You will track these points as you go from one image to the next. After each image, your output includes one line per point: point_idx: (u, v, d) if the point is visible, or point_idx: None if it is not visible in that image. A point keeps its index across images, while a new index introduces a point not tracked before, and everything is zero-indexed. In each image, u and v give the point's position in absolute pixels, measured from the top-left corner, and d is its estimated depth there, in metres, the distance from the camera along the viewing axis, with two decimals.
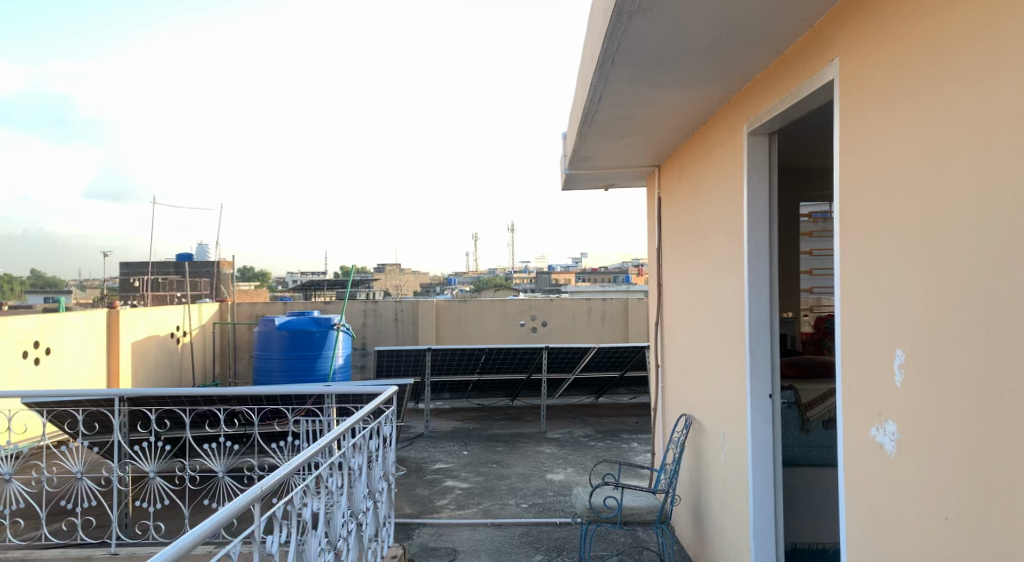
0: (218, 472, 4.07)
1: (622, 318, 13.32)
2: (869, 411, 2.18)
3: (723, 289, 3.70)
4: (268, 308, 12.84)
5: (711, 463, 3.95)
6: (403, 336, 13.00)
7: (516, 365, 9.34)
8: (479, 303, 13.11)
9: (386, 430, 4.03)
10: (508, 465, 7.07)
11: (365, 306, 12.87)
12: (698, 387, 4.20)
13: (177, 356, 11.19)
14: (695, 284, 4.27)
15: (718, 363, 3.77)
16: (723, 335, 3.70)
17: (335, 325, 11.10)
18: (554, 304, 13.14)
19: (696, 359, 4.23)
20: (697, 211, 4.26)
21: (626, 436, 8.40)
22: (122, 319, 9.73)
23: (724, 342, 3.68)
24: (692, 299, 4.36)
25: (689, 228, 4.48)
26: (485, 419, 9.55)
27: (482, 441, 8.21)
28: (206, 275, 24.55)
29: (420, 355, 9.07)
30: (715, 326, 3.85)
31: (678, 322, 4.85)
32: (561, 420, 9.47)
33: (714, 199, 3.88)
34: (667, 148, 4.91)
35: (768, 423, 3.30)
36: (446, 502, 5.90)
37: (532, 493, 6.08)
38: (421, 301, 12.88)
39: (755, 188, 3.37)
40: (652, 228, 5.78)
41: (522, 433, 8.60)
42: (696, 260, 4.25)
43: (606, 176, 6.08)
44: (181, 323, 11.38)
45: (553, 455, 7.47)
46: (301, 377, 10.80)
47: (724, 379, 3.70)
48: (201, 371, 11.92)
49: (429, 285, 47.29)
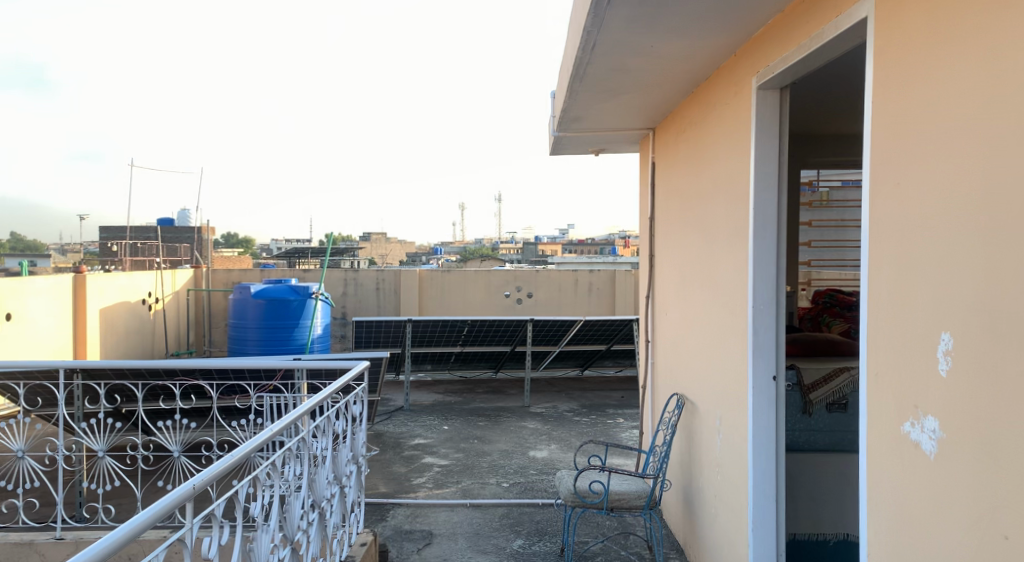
0: (173, 453, 3.76)
1: (609, 291, 13.05)
2: (903, 403, 1.90)
3: (724, 261, 3.40)
4: (245, 275, 12.44)
5: (705, 448, 3.69)
6: (385, 306, 12.66)
7: (500, 337, 9.06)
8: (463, 273, 12.78)
9: (355, 409, 3.72)
10: (490, 441, 6.80)
11: (346, 274, 12.49)
12: (692, 366, 3.92)
13: (149, 323, 10.78)
14: (692, 256, 3.96)
15: (716, 341, 3.48)
16: (723, 311, 3.40)
17: (313, 294, 10.73)
18: (540, 274, 12.85)
19: (691, 337, 3.95)
20: (696, 176, 3.94)
21: (611, 411, 8.15)
22: (89, 284, 9.30)
23: (723, 319, 3.39)
24: (687, 272, 4.06)
25: (686, 194, 4.16)
26: (468, 392, 9.29)
27: (463, 415, 7.94)
28: (186, 241, 23.96)
29: (400, 327, 8.76)
30: (713, 301, 3.55)
31: (671, 296, 4.55)
32: (545, 393, 9.21)
33: (716, 163, 3.56)
34: (663, 108, 4.56)
35: (772, 408, 3.03)
36: (424, 480, 5.64)
37: (514, 472, 5.83)
38: (404, 270, 12.52)
39: (765, 147, 3.04)
40: (644, 196, 5.46)
41: (504, 407, 8.33)
42: (693, 229, 3.94)
43: (597, 140, 5.72)
44: (152, 289, 10.95)
45: (536, 431, 7.22)
46: (278, 347, 10.46)
47: (722, 358, 3.42)
48: (175, 339, 11.53)
49: (415, 255, 46.74)
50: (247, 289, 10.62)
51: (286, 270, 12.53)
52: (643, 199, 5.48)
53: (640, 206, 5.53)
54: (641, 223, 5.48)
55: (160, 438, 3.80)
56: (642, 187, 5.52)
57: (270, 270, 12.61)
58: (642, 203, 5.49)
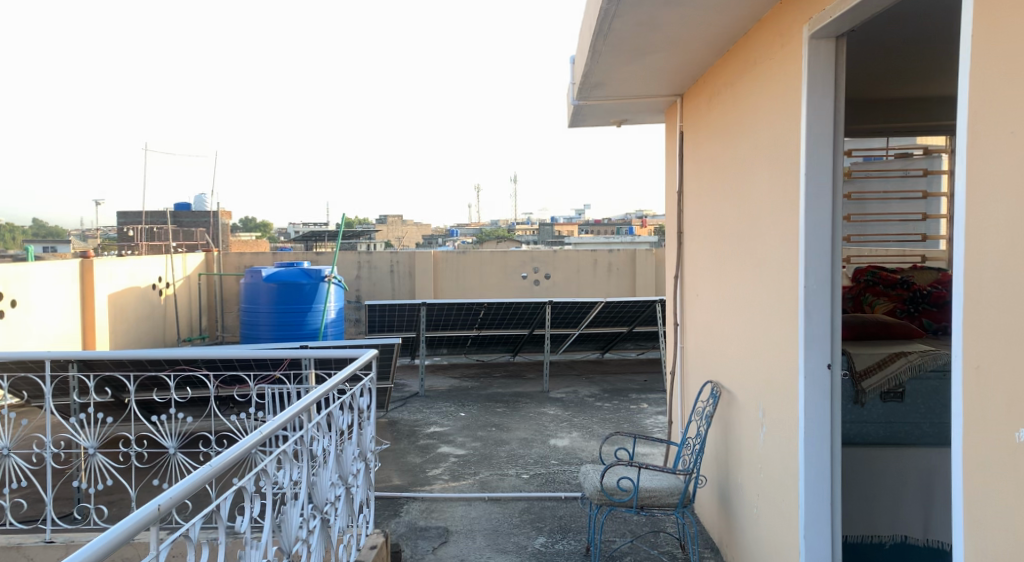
0: (169, 449, 3.50)
1: (629, 271, 12.67)
2: (1018, 402, 1.54)
3: (769, 237, 3.04)
4: (256, 259, 12.22)
5: (745, 441, 3.37)
6: (399, 289, 12.41)
7: (518, 320, 8.76)
8: (479, 255, 12.46)
9: (362, 402, 3.43)
10: (509, 429, 6.51)
11: (359, 257, 12.25)
12: (730, 352, 3.57)
13: (159, 309, 10.61)
14: (729, 233, 3.62)
15: (759, 326, 3.13)
16: (767, 293, 3.05)
17: (326, 277, 10.47)
18: (558, 255, 12.49)
19: (728, 321, 3.60)
20: (733, 143, 3.58)
21: (634, 396, 7.83)
22: (96, 268, 9.12)
23: (768, 301, 3.03)
24: (724, 250, 3.71)
25: (721, 165, 3.81)
26: (485, 377, 9.01)
27: (480, 401, 7.66)
28: (201, 226, 23.87)
29: (414, 310, 8.48)
30: (754, 282, 3.20)
31: (702, 276, 4.22)
32: (564, 378, 8.90)
33: (758, 127, 3.20)
34: (693, 70, 4.16)
35: (827, 401, 2.68)
36: (440, 472, 5.36)
37: (534, 463, 5.53)
38: (418, 252, 12.24)
39: (819, 104, 2.65)
40: (671, 170, 5.11)
41: (522, 393, 8.04)
42: (730, 203, 3.58)
43: (619, 109, 5.34)
44: (162, 274, 10.76)
45: (556, 418, 6.92)
46: (291, 332, 10.25)
47: (765, 345, 3.07)
48: (186, 324, 11.36)
49: (430, 237, 46.46)
50: (258, 273, 10.39)
51: (298, 253, 12.29)
52: (669, 173, 5.14)
53: (666, 181, 5.19)
54: (668, 199, 5.13)
55: (155, 434, 3.55)
56: (668, 160, 5.17)
57: (282, 254, 12.38)
58: (669, 177, 5.14)
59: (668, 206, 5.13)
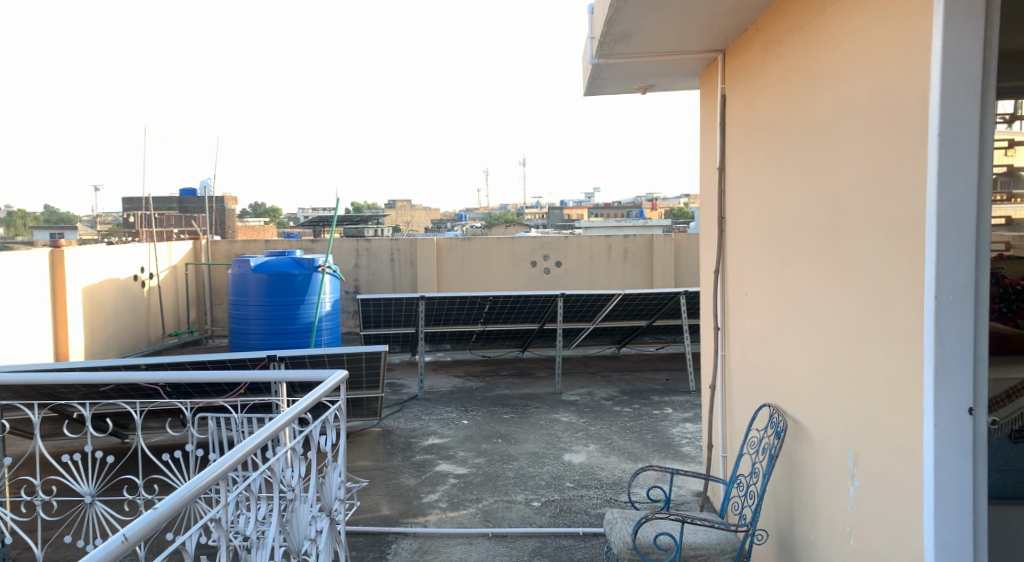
0: (85, 497, 2.74)
1: (646, 257, 11.84)
2: None
3: (872, 228, 2.21)
4: (247, 247, 11.49)
5: (821, 492, 2.57)
6: (401, 279, 11.67)
7: (528, 313, 7.97)
8: (485, 242, 11.64)
9: (321, 442, 2.66)
10: (518, 441, 5.74)
11: (357, 245, 11.56)
12: (803, 375, 2.76)
13: (141, 301, 9.91)
14: (800, 219, 2.79)
15: (856, 347, 2.31)
16: (869, 303, 2.22)
17: (320, 267, 9.72)
18: (569, 241, 11.68)
19: (802, 333, 2.78)
20: (808, 104, 2.74)
21: (657, 399, 7.04)
22: (68, 259, 8.42)
23: (870, 314, 2.21)
24: (794, 241, 2.88)
25: (787, 133, 2.98)
26: (491, 375, 8.27)
27: (485, 406, 6.90)
28: (203, 212, 23.17)
29: (413, 304, 7.70)
30: (847, 287, 2.37)
31: (754, 274, 3.42)
32: (578, 377, 8.12)
33: (851, 79, 2.36)
34: (745, 13, 3.32)
35: (968, 460, 1.86)
36: (437, 498, 4.61)
37: (546, 486, 4.75)
38: (420, 240, 11.45)
39: (962, 33, 1.81)
40: (708, 146, 4.29)
41: (532, 395, 7.28)
42: (805, 181, 2.75)
43: (646, 71, 4.50)
44: (145, 264, 10.06)
45: (570, 426, 6.13)
46: (282, 326, 9.53)
47: (865, 374, 2.25)
48: (172, 318, 10.67)
49: (438, 221, 45.71)
50: (246, 263, 9.63)
51: (291, 240, 11.53)
52: (706, 149, 4.32)
53: (702, 159, 4.37)
54: (705, 180, 4.32)
55: (68, 480, 2.76)
56: (705, 134, 4.35)
57: (275, 241, 11.65)
58: (706, 153, 4.32)
59: (705, 188, 4.32)
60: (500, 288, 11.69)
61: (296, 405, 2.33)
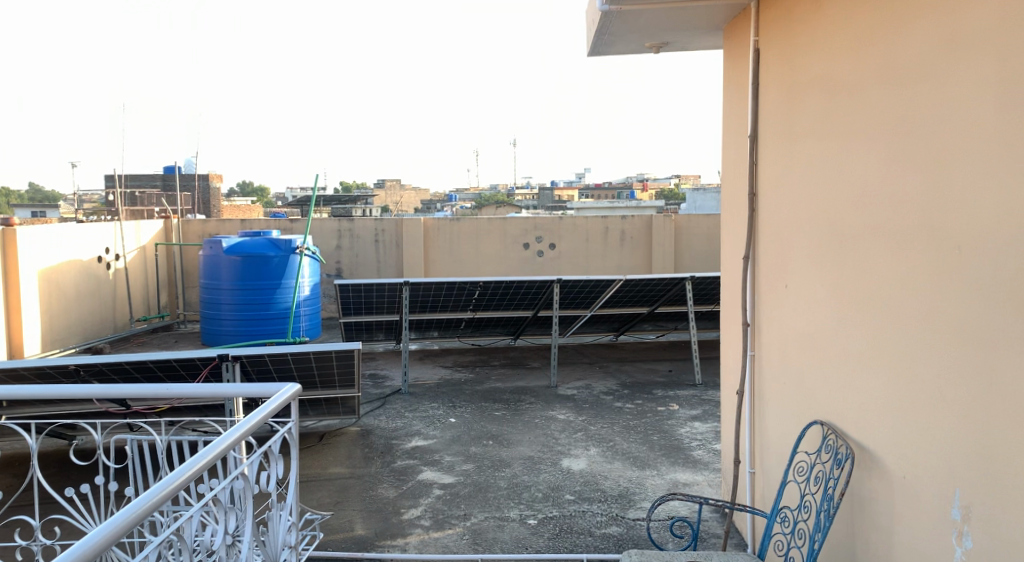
0: None
1: (645, 240, 11.26)
2: None
3: (1006, 211, 1.61)
4: (222, 227, 10.79)
5: (904, 545, 2.03)
6: (385, 261, 11.04)
7: (521, 300, 7.38)
8: (475, 223, 11.01)
9: (259, 483, 2.06)
10: (510, 443, 5.17)
11: (339, 224, 10.92)
12: (880, 395, 2.19)
13: (107, 285, 9.24)
14: (884, 197, 2.19)
15: (975, 371, 1.72)
16: (1001, 311, 1.63)
17: (298, 249, 9.06)
18: (563, 222, 11.07)
19: (883, 342, 2.19)
20: (890, 52, 2.14)
21: (660, 394, 6.49)
22: (22, 239, 7.74)
23: (1003, 325, 1.62)
24: (871, 225, 2.28)
25: (855, 92, 2.39)
26: (481, 365, 7.70)
27: (474, 401, 6.33)
28: (185, 190, 22.37)
29: (396, 290, 7.09)
30: (964, 288, 1.78)
31: (801, 265, 2.84)
32: (574, 368, 7.57)
33: (968, 8, 1.75)
34: None
35: None
36: (419, 515, 4.04)
37: (542, 499, 4.19)
38: (405, 220, 10.80)
39: None
40: (735, 114, 3.68)
41: (525, 389, 6.72)
42: (890, 147, 2.15)
43: (663, 25, 3.88)
44: (111, 244, 9.38)
45: (567, 426, 5.57)
46: (256, 311, 8.93)
47: (989, 406, 1.67)
48: (141, 302, 10.01)
49: (428, 201, 44.86)
50: (218, 243, 8.92)
51: (269, 219, 10.85)
52: (733, 116, 3.71)
53: (728, 129, 3.76)
54: (731, 153, 3.73)
55: None
56: (731, 99, 3.73)
57: (252, 220, 10.97)
58: (733, 122, 3.71)
59: (731, 163, 3.73)
60: (491, 272, 11.09)
61: (230, 432, 1.75)
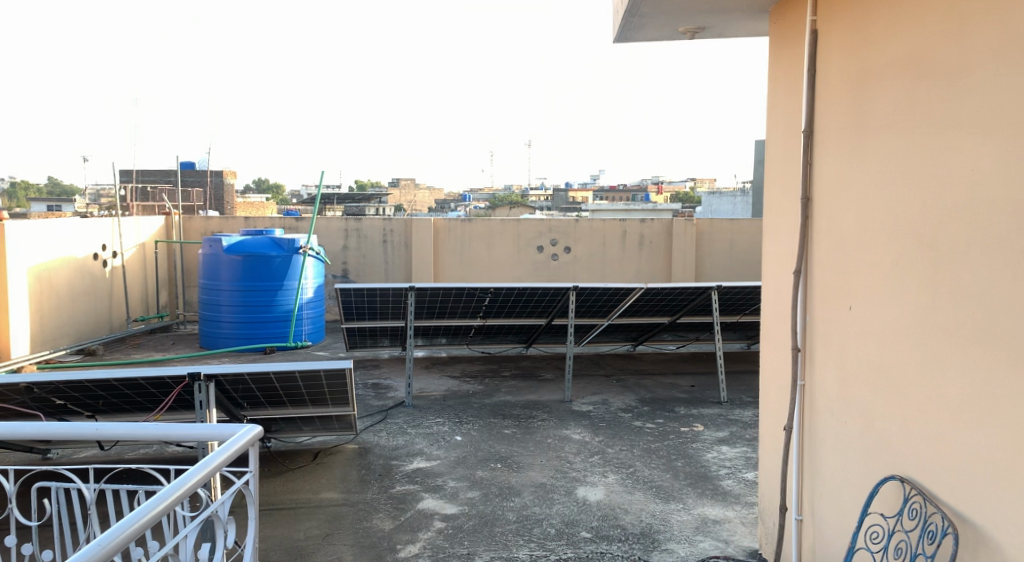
0: None
1: (665, 244, 10.77)
2: None
3: None
4: (225, 225, 10.43)
5: None
6: (393, 262, 10.64)
7: (534, 307, 6.93)
8: (487, 224, 10.57)
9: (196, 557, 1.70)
10: (520, 468, 4.73)
11: (346, 224, 10.53)
12: (995, 460, 1.72)
13: (103, 284, 8.91)
14: (1002, 208, 1.73)
15: None
16: None
17: (301, 249, 8.66)
18: (579, 224, 10.61)
19: (998, 390, 1.72)
20: (1015, 24, 1.68)
21: (683, 412, 6.02)
22: (13, 234, 7.40)
23: None
24: (982, 241, 1.81)
25: (959, 76, 1.92)
26: (491, 375, 7.28)
27: (482, 416, 5.89)
28: (197, 186, 22.13)
29: (401, 295, 6.67)
30: None
31: (874, 283, 2.37)
32: (589, 381, 7.11)
33: None
34: None
35: None
36: (416, 552, 3.61)
37: (556, 537, 3.73)
38: (414, 220, 10.39)
39: None
40: (785, 106, 3.20)
41: (537, 404, 6.27)
42: (1016, 144, 1.68)
43: (701, 7, 3.42)
44: (108, 241, 9.05)
45: (583, 448, 5.11)
46: (257, 314, 8.54)
47: None
48: (139, 301, 9.67)
49: (442, 201, 44.54)
50: (218, 241, 8.53)
51: (274, 217, 10.49)
52: (781, 109, 3.23)
53: (775, 124, 3.29)
54: (778, 153, 3.26)
55: None
56: (779, 88, 3.25)
57: (257, 218, 10.60)
58: (781, 116, 3.23)
59: (777, 164, 3.26)
60: (503, 275, 10.65)
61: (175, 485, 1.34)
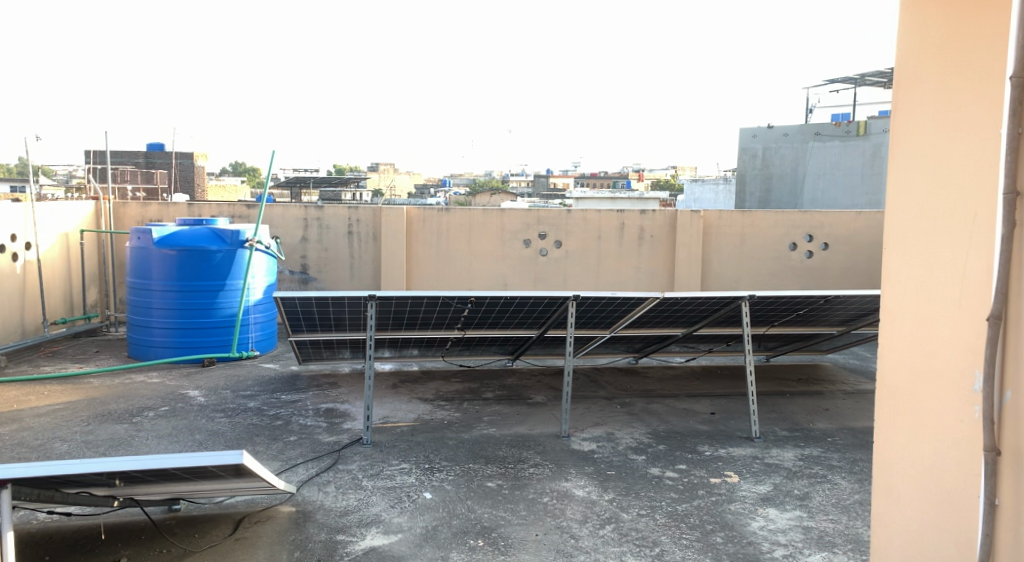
0: None
1: (666, 239, 9.60)
2: None
3: None
4: (165, 212, 9.06)
5: None
6: (359, 257, 9.34)
7: (524, 318, 5.72)
8: (466, 214, 9.31)
9: None
10: (509, 548, 3.52)
11: (306, 212, 9.21)
12: None
13: (11, 281, 7.48)
14: None
15: None
16: None
17: (247, 242, 7.33)
18: (571, 216, 9.39)
19: None
20: None
21: (709, 454, 4.85)
22: None
23: None
24: None
25: None
26: (470, 398, 6.08)
27: (458, 460, 4.68)
28: (161, 168, 20.51)
29: (359, 304, 5.40)
30: None
31: None
32: (588, 406, 5.92)
33: None
34: None
35: None
36: None
37: None
38: (384, 208, 9.10)
39: None
40: (932, 37, 1.98)
41: (527, 441, 5.07)
42: None
43: None
44: (20, 230, 7.61)
45: (590, 513, 3.93)
46: (194, 319, 7.23)
47: None
48: (59, 301, 8.28)
49: (423, 187, 43.12)
50: (147, 233, 7.18)
51: (222, 204, 9.14)
52: (926, 40, 1.99)
53: (908, 70, 2.06)
54: (914, 112, 2.04)
55: None
56: (917, 10, 2.01)
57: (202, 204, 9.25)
58: (923, 55, 2.00)
59: (914, 132, 2.04)
60: (485, 273, 9.40)
61: None
